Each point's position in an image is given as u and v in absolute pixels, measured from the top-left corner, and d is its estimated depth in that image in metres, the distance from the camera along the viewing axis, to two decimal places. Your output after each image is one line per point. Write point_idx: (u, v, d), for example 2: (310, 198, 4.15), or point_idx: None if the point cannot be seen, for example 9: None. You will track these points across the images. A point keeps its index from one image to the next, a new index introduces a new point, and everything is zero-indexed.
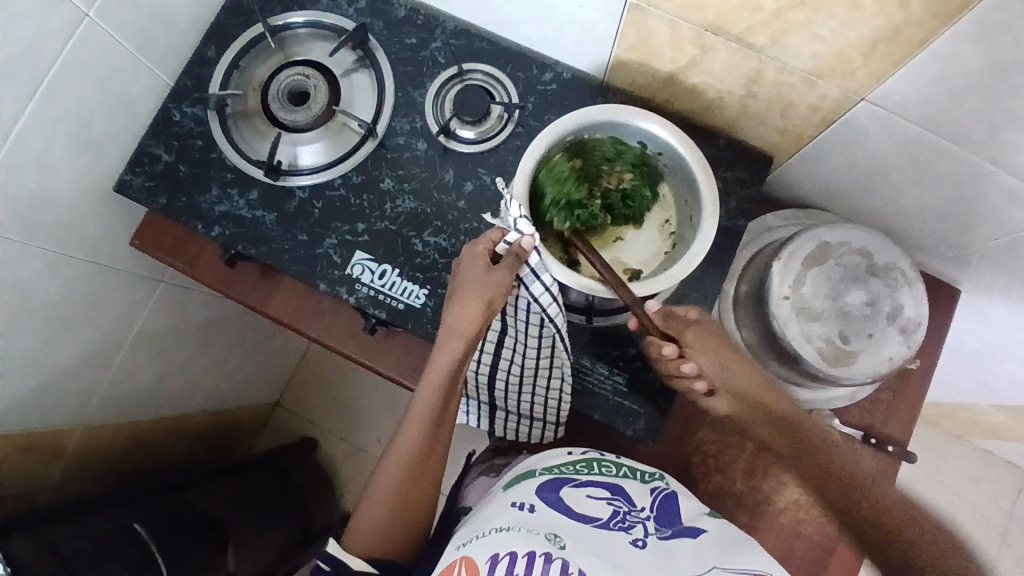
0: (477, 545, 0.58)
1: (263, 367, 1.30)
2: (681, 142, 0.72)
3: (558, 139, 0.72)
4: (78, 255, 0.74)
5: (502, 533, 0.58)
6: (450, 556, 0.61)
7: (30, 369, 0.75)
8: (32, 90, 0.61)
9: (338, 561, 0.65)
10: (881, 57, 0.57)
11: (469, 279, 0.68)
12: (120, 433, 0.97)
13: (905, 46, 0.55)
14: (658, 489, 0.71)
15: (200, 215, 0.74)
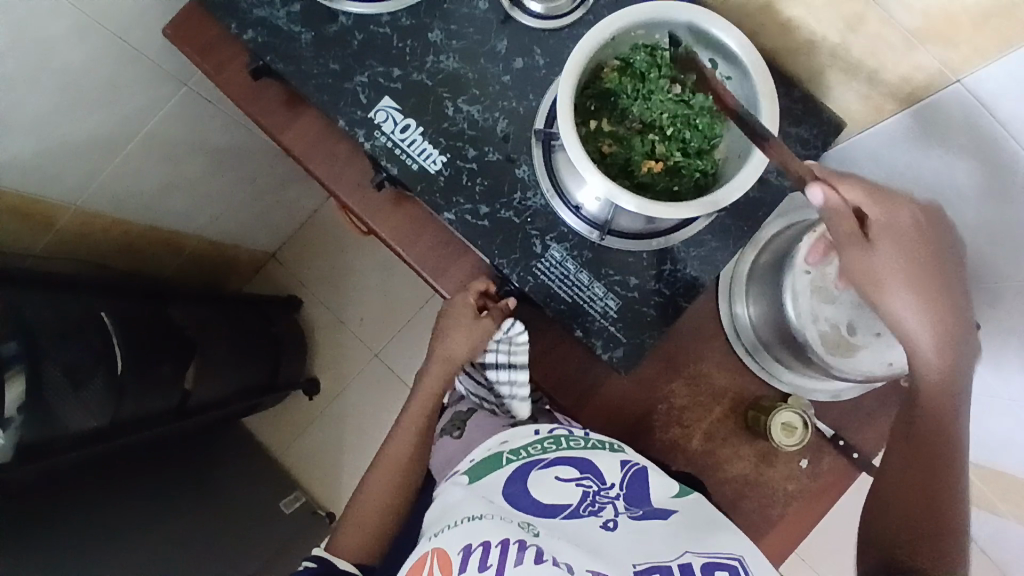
0: (446, 537, 0.54)
1: (268, 213, 1.40)
2: (752, 52, 0.61)
3: (627, 32, 0.63)
4: (106, 27, 0.78)
5: (474, 523, 0.53)
6: (420, 548, 0.56)
7: (36, 131, 0.82)
8: None
9: (330, 562, 0.70)
10: (991, 33, 0.51)
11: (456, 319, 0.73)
12: (114, 229, 1.08)
13: (1021, 29, 0.50)
14: (631, 463, 0.63)
15: (236, 14, 0.73)
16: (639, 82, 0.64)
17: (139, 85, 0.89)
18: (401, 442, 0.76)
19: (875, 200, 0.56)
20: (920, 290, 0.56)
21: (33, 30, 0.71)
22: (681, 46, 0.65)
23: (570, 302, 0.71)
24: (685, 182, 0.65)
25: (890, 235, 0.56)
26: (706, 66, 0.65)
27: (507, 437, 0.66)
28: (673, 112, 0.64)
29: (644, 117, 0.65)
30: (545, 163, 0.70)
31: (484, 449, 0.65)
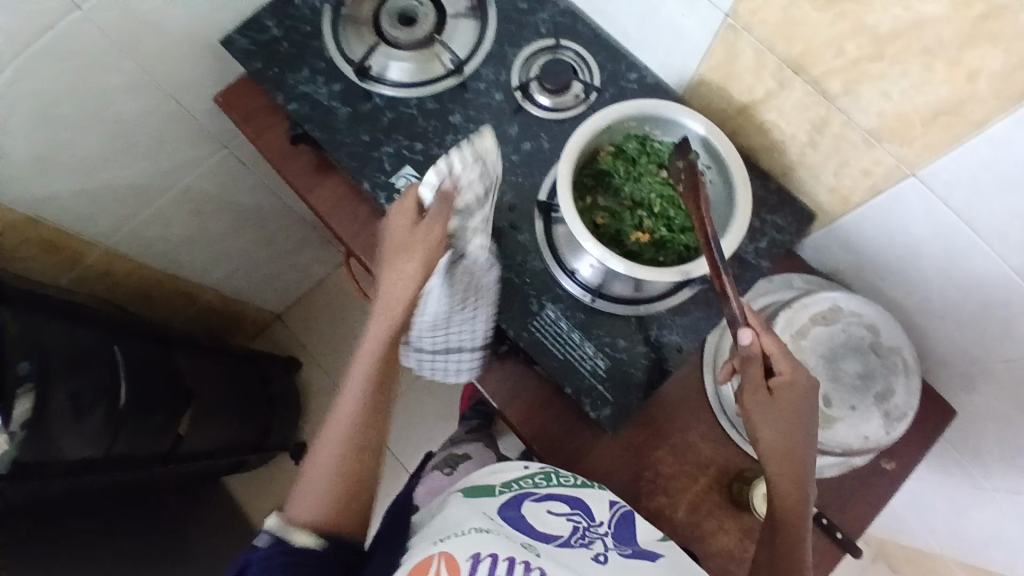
0: (455, 542, 0.53)
1: (279, 275, 1.46)
2: (727, 144, 0.70)
3: (621, 123, 0.72)
4: (164, 89, 0.89)
5: (481, 534, 0.54)
6: (423, 550, 0.54)
7: (85, 172, 0.90)
8: None
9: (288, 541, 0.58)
10: (938, 129, 0.60)
11: (408, 230, 0.63)
12: (134, 273, 1.13)
13: (969, 125, 0.58)
14: (618, 505, 0.67)
15: (284, 89, 0.83)
16: (632, 166, 0.73)
17: (185, 143, 0.98)
18: (354, 396, 0.63)
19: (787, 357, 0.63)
20: (785, 431, 0.63)
21: (99, 81, 0.80)
22: (667, 137, 0.74)
23: (561, 359, 0.75)
24: (669, 254, 0.72)
25: (790, 390, 0.62)
26: (691, 156, 0.73)
27: (496, 469, 0.70)
28: (659, 193, 0.73)
29: (634, 196, 0.73)
30: (546, 232, 0.78)
31: (472, 480, 0.68)
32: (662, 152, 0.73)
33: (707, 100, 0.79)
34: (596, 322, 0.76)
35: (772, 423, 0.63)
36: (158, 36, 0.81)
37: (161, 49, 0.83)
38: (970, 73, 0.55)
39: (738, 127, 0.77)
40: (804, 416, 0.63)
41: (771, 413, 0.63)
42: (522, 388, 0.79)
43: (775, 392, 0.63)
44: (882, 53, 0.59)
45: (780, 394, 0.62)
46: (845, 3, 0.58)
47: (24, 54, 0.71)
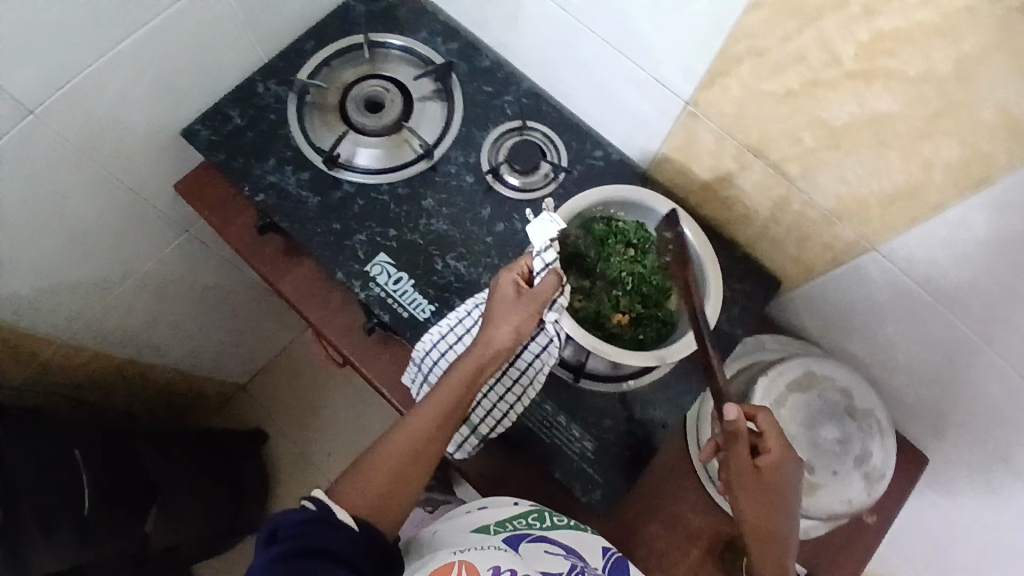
0: (472, 554, 0.63)
1: (244, 347, 1.41)
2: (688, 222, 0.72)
3: (586, 210, 0.73)
4: (125, 184, 0.86)
5: (497, 551, 0.64)
6: (443, 558, 0.63)
7: (39, 271, 0.85)
8: (142, 25, 0.72)
9: (328, 508, 0.63)
10: (897, 209, 0.64)
11: (501, 294, 0.66)
12: (93, 364, 1.06)
13: (922, 208, 0.62)
14: (610, 550, 0.72)
15: (250, 179, 0.83)
16: (599, 246, 0.74)
17: (146, 232, 0.95)
18: (423, 423, 0.66)
19: (779, 440, 0.66)
20: (762, 506, 0.65)
21: (54, 181, 0.77)
22: (627, 217, 0.75)
23: (549, 443, 0.74)
24: (647, 330, 0.73)
25: (775, 472, 0.65)
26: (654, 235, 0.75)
27: (486, 504, 0.73)
28: (632, 272, 0.74)
29: (606, 277, 0.74)
30: None
31: (466, 517, 0.71)
32: (625, 231, 0.74)
33: (670, 176, 0.83)
34: (581, 405, 0.75)
35: (751, 498, 0.66)
36: (117, 132, 0.79)
37: (121, 146, 0.81)
38: (926, 161, 0.58)
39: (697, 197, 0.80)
40: (784, 496, 0.66)
41: (750, 490, 0.66)
42: (508, 471, 0.78)
43: (760, 470, 0.65)
44: (838, 144, 0.63)
45: (766, 472, 0.65)
46: (800, 99, 0.62)
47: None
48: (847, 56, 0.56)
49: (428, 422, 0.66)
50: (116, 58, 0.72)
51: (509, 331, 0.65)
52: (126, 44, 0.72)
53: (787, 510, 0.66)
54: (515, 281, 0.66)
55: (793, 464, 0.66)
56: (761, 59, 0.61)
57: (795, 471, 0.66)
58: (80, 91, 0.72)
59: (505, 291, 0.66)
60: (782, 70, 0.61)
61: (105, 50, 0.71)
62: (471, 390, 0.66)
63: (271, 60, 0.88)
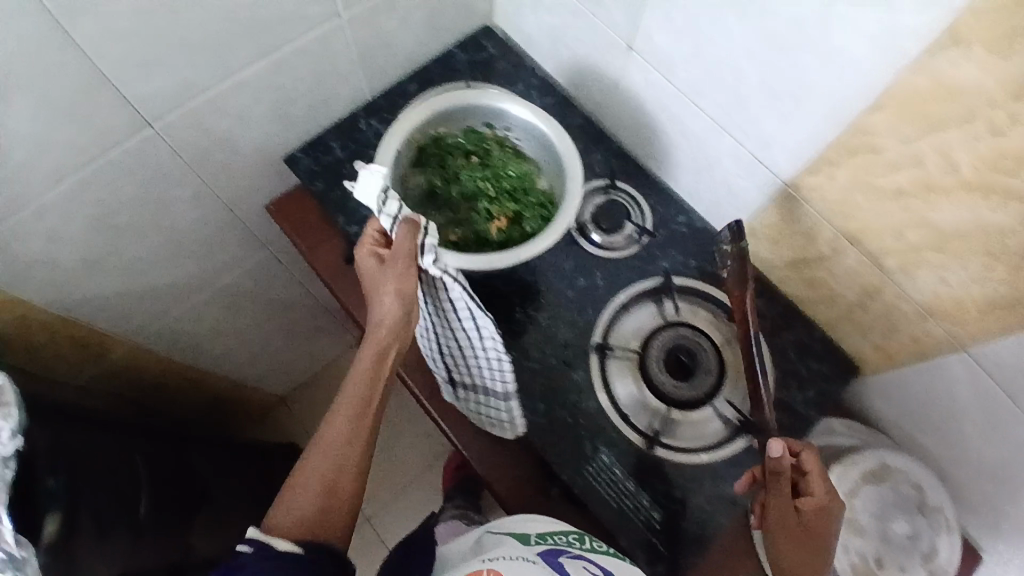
0: (502, 562, 0.60)
1: (293, 361, 1.43)
2: (516, 110, 0.85)
3: (416, 128, 0.83)
4: (223, 200, 0.89)
5: (527, 560, 0.60)
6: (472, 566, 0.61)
7: (130, 274, 0.88)
8: (267, 54, 0.75)
9: (263, 543, 0.61)
10: (996, 317, 0.63)
11: (374, 276, 0.67)
12: (158, 365, 1.08)
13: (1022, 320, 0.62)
14: None
15: (344, 211, 0.87)
16: (432, 163, 0.88)
17: (232, 245, 0.98)
18: (344, 421, 0.67)
19: (821, 483, 0.66)
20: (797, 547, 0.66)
21: (161, 192, 0.81)
22: (473, 125, 0.88)
23: (616, 509, 0.74)
24: (530, 221, 0.87)
25: (820, 515, 0.65)
26: (485, 127, 0.88)
27: (530, 519, 0.71)
28: (480, 181, 0.89)
29: (464, 197, 0.89)
30: (600, 370, 0.79)
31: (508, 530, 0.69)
32: (461, 143, 0.89)
33: (754, 249, 0.84)
34: (651, 471, 0.75)
35: (789, 538, 0.66)
36: (225, 152, 0.83)
37: (227, 165, 0.85)
38: None
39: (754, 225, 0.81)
40: (821, 540, 0.66)
41: (789, 531, 0.66)
42: None
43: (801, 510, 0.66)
44: (942, 246, 0.63)
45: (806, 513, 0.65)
46: (908, 198, 0.62)
47: (84, 173, 0.72)
48: (966, 166, 0.56)
49: (347, 420, 0.67)
50: (235, 87, 0.76)
51: (395, 313, 0.66)
52: (250, 75, 0.76)
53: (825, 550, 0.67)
54: (373, 254, 0.67)
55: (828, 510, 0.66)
56: (874, 155, 0.62)
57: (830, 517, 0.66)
58: (199, 110, 0.75)
59: (373, 272, 0.67)
60: (894, 169, 0.62)
61: (230, 75, 0.74)
62: (378, 375, 0.68)
63: (376, 98, 0.92)
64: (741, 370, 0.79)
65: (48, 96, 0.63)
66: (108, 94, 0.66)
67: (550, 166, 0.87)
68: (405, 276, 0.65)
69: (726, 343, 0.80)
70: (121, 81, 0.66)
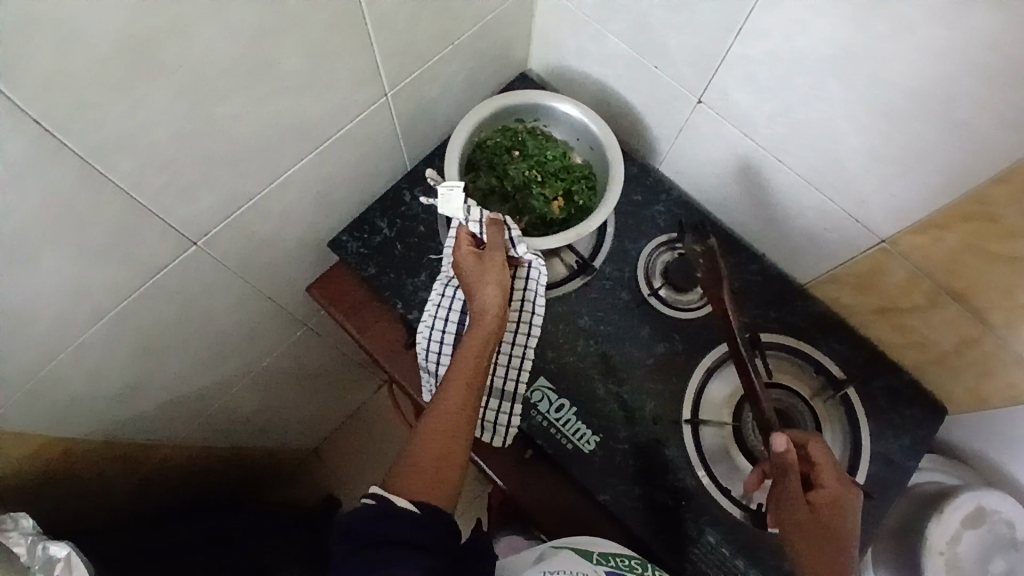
0: None
1: (331, 414, 1.37)
2: (560, 106, 0.77)
3: (468, 139, 0.75)
4: (268, 294, 0.83)
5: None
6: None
7: (174, 386, 0.81)
8: (312, 147, 0.68)
9: (389, 504, 0.59)
10: None
11: (469, 268, 0.68)
12: (201, 454, 1.02)
13: None
14: None
15: (403, 296, 0.81)
16: (483, 166, 0.79)
17: (274, 332, 0.91)
18: (451, 394, 0.64)
19: (831, 475, 0.67)
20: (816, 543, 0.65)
21: (207, 302, 0.74)
22: (506, 123, 0.79)
23: None
24: (582, 195, 0.79)
25: (830, 508, 0.66)
26: (517, 125, 0.80)
27: (594, 538, 0.72)
28: (519, 174, 0.80)
29: (519, 189, 0.80)
30: (695, 445, 0.77)
31: (574, 542, 0.71)
32: (499, 142, 0.79)
33: (835, 295, 0.82)
34: (765, 547, 0.74)
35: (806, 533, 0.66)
36: (269, 250, 0.76)
37: (273, 260, 0.78)
38: None
39: (809, 249, 0.79)
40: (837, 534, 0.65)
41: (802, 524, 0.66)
42: None
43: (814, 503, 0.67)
44: None
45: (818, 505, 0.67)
46: None
47: (126, 303, 0.64)
48: None
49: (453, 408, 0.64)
50: (283, 183, 0.69)
51: (497, 299, 0.66)
52: (296, 171, 0.69)
53: (846, 550, 0.65)
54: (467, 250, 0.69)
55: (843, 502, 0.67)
56: (993, 225, 0.60)
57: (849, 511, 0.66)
58: (245, 216, 0.68)
59: (468, 264, 0.68)
60: (1012, 237, 0.60)
61: (278, 175, 0.67)
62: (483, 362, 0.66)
63: (416, 166, 0.86)
64: (834, 424, 0.80)
65: (90, 238, 0.55)
66: (147, 222, 0.58)
67: (584, 143, 0.79)
68: (497, 265, 0.67)
69: (817, 396, 0.80)
70: (162, 210, 0.59)
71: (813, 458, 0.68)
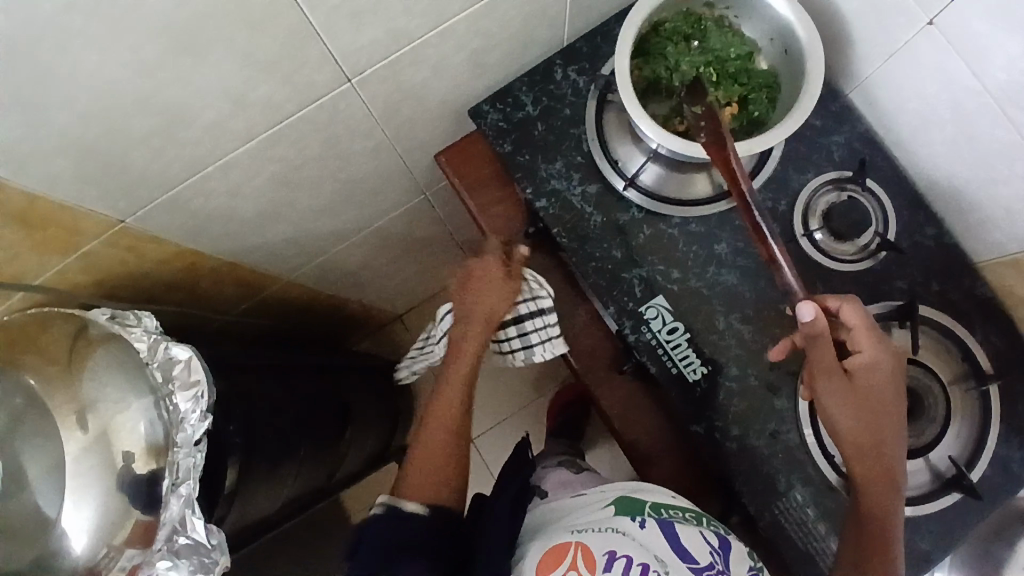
0: (591, 536, 0.60)
1: (421, 288, 1.39)
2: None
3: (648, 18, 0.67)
4: (399, 150, 0.80)
5: (615, 534, 0.60)
6: (563, 534, 0.62)
7: (295, 224, 0.82)
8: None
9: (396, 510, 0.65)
10: None
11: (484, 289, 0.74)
12: (302, 297, 1.05)
13: None
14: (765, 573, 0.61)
15: (534, 181, 0.77)
16: (655, 52, 0.70)
17: (393, 191, 0.90)
18: (440, 431, 0.72)
19: (867, 337, 0.64)
20: (851, 408, 0.64)
21: (345, 144, 0.72)
22: (692, 6, 0.70)
23: (803, 550, 0.72)
24: (760, 106, 0.70)
25: (866, 373, 0.64)
26: (704, 10, 0.71)
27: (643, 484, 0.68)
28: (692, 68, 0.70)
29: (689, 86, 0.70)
30: (809, 400, 0.73)
31: (622, 489, 0.67)
32: (679, 27, 0.70)
33: (1011, 282, 0.72)
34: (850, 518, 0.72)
35: (840, 401, 0.64)
36: (412, 103, 0.72)
37: (412, 116, 0.74)
38: None
39: (1003, 224, 0.69)
40: (876, 392, 0.64)
41: (838, 394, 0.64)
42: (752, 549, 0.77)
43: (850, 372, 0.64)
44: None
45: (853, 373, 0.64)
46: None
47: (274, 128, 0.63)
48: None
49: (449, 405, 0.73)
50: (445, 31, 0.63)
51: (500, 297, 0.73)
52: (462, 19, 0.63)
53: (882, 408, 0.64)
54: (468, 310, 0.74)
55: (877, 363, 0.64)
56: None
57: (886, 371, 0.64)
58: (400, 60, 0.64)
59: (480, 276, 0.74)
60: None
61: (442, 20, 0.61)
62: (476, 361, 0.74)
63: (576, 41, 0.78)
64: (964, 414, 0.74)
65: (255, 48, 0.51)
66: (311, 44, 0.54)
67: (775, 46, 0.70)
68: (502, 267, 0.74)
69: (956, 382, 0.74)
70: (329, 33, 0.54)
71: (847, 322, 0.65)
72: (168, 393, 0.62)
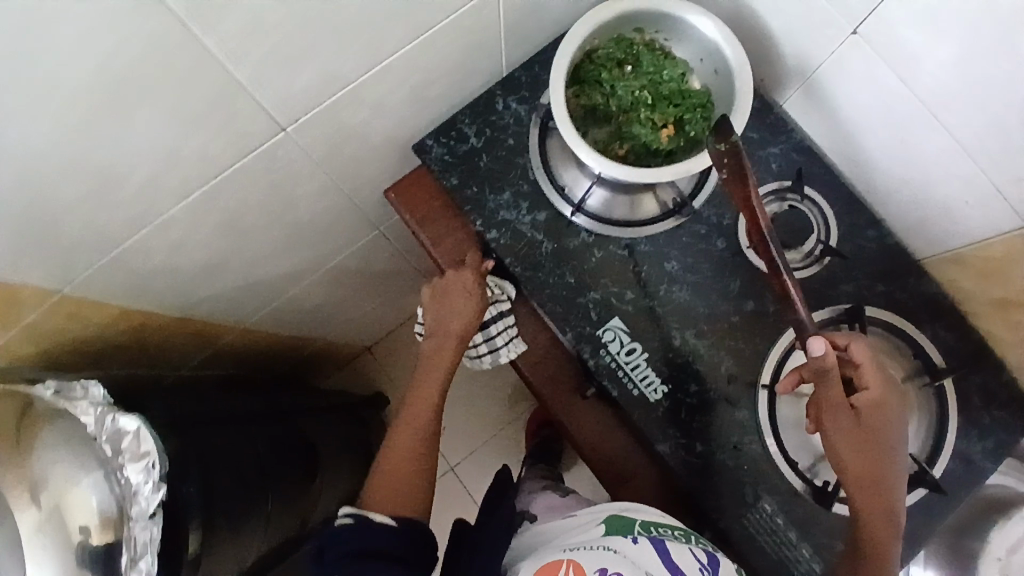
0: (583, 554, 0.59)
1: (388, 317, 1.38)
2: (688, 18, 0.67)
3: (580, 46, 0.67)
4: (345, 190, 0.80)
5: (609, 552, 0.59)
6: (554, 552, 0.61)
7: (246, 271, 0.81)
8: (416, 36, 0.62)
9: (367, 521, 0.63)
10: None
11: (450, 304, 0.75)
12: (264, 339, 1.03)
13: None
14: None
15: (483, 213, 0.77)
16: (590, 79, 0.70)
17: (345, 229, 0.89)
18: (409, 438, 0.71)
19: (874, 375, 0.65)
20: (859, 442, 0.64)
21: (287, 190, 0.71)
22: (623, 31, 0.70)
23: (776, 558, 0.72)
24: (697, 126, 0.70)
25: (874, 408, 0.64)
26: (636, 35, 0.71)
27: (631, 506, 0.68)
28: (627, 91, 0.71)
29: (626, 110, 0.72)
30: (770, 410, 0.73)
31: (612, 511, 0.67)
32: (612, 53, 0.70)
33: (955, 278, 0.74)
34: (819, 523, 0.72)
35: (846, 434, 0.64)
36: (353, 144, 0.72)
37: (355, 156, 0.74)
38: None
39: (940, 222, 0.70)
40: (882, 428, 0.64)
41: (845, 427, 0.64)
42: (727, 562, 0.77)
43: (857, 407, 0.64)
44: None
45: (863, 409, 0.64)
46: None
47: (211, 182, 0.62)
48: None
49: (420, 415, 0.72)
50: (378, 73, 0.63)
51: (471, 309, 0.74)
52: (396, 59, 0.63)
53: (882, 441, 0.64)
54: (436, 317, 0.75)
55: (886, 401, 0.64)
56: None
57: (893, 409, 0.65)
58: (335, 105, 0.64)
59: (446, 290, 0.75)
60: None
61: (373, 63, 0.61)
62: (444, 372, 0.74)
63: (516, 70, 0.78)
64: (921, 410, 0.75)
65: (181, 105, 0.51)
66: (241, 97, 0.54)
67: (706, 66, 0.71)
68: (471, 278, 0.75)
69: (910, 379, 0.75)
70: (258, 86, 0.54)
71: (855, 359, 0.65)
72: (119, 465, 0.60)
